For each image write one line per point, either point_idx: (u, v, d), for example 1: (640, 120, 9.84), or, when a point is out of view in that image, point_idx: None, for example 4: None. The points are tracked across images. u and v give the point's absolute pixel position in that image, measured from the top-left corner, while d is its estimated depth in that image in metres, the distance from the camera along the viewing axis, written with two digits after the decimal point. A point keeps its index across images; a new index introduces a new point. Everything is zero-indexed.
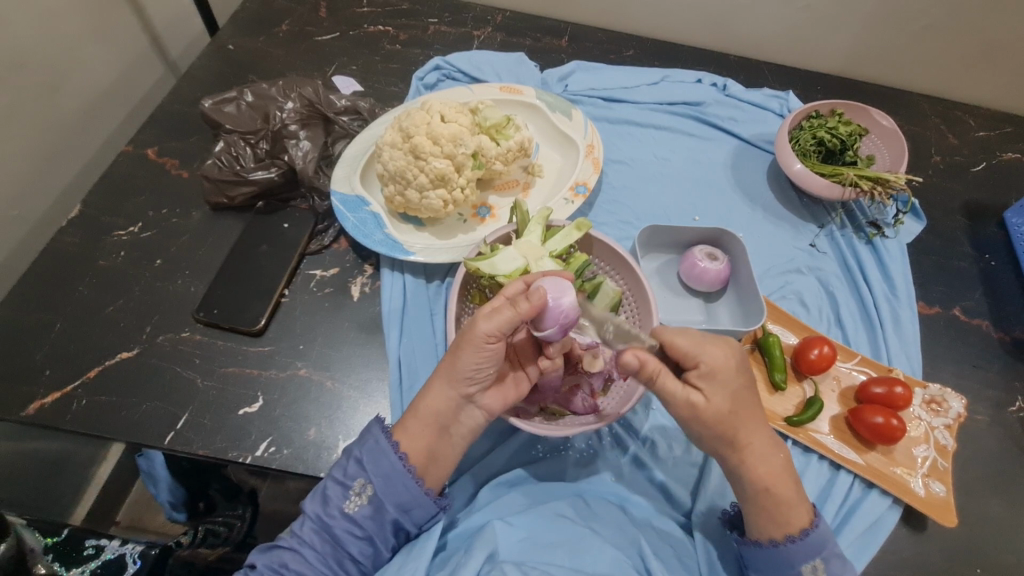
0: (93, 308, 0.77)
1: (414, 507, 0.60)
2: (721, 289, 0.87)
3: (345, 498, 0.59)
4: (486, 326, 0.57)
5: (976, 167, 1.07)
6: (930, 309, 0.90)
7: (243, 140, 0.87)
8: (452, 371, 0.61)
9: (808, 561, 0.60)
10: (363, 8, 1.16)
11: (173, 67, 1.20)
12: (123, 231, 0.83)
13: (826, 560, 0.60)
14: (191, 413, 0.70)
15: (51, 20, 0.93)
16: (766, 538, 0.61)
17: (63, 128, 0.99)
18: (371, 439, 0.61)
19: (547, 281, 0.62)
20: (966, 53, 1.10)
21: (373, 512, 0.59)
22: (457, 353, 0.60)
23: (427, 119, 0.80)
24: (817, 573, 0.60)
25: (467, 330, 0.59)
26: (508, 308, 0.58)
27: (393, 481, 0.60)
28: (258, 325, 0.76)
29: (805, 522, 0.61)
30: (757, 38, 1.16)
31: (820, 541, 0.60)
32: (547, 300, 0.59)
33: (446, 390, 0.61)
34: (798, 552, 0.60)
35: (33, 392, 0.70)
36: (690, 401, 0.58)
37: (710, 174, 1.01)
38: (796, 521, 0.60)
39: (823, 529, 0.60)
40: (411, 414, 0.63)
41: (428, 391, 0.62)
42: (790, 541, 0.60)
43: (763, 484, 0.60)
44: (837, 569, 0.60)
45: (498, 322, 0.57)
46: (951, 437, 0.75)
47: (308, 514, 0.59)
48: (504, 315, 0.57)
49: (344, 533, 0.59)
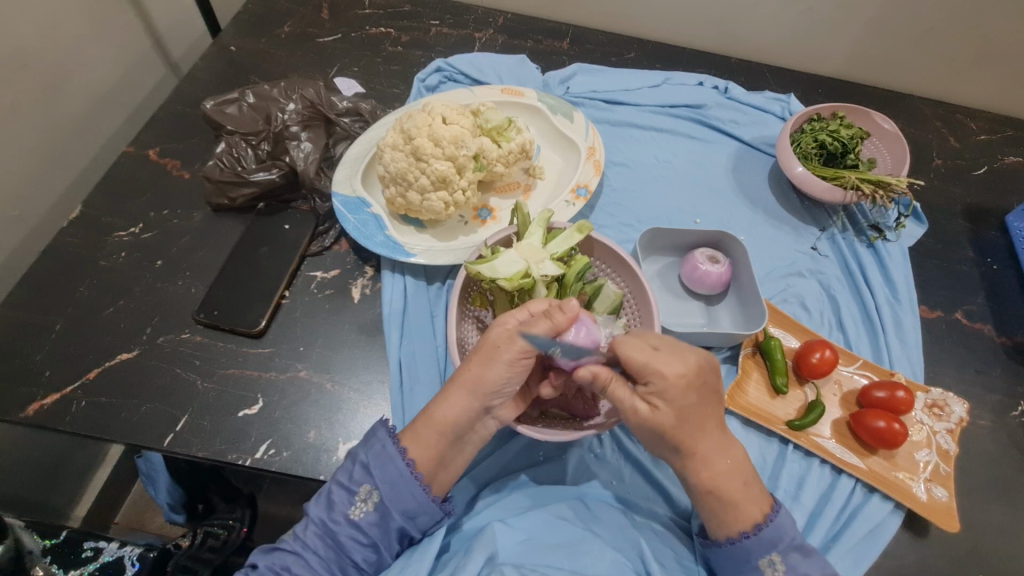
0: (93, 308, 0.76)
1: (420, 513, 0.60)
2: (722, 292, 0.86)
3: (351, 503, 0.59)
4: (522, 339, 0.59)
5: (977, 171, 1.07)
6: (931, 313, 0.90)
7: (244, 142, 0.87)
8: (476, 381, 0.60)
9: (763, 555, 0.60)
10: (365, 9, 1.16)
11: (176, 68, 1.20)
12: (125, 232, 0.83)
13: (784, 553, 0.59)
14: (191, 414, 0.70)
15: (53, 20, 0.93)
16: (725, 536, 0.61)
17: (64, 129, 0.99)
18: (378, 442, 0.61)
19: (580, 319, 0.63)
20: (968, 57, 1.10)
21: (378, 517, 0.59)
22: (489, 364, 0.60)
23: (428, 121, 0.80)
24: (775, 567, 0.59)
25: (499, 336, 0.60)
26: (544, 319, 0.59)
27: (399, 486, 0.60)
28: (258, 326, 0.75)
29: (760, 516, 0.60)
30: (758, 41, 1.17)
31: (775, 535, 0.59)
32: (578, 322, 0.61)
33: (469, 400, 0.61)
34: (753, 545, 0.60)
35: (33, 393, 0.70)
36: (636, 408, 0.59)
37: (712, 177, 1.01)
38: (748, 516, 0.60)
39: (778, 522, 0.60)
40: (421, 419, 0.62)
41: (447, 397, 0.62)
42: (744, 536, 0.60)
43: (706, 486, 0.61)
44: (796, 561, 0.59)
45: (535, 334, 0.59)
46: (953, 441, 0.75)
47: (312, 518, 0.59)
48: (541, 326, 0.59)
49: (349, 538, 0.59)
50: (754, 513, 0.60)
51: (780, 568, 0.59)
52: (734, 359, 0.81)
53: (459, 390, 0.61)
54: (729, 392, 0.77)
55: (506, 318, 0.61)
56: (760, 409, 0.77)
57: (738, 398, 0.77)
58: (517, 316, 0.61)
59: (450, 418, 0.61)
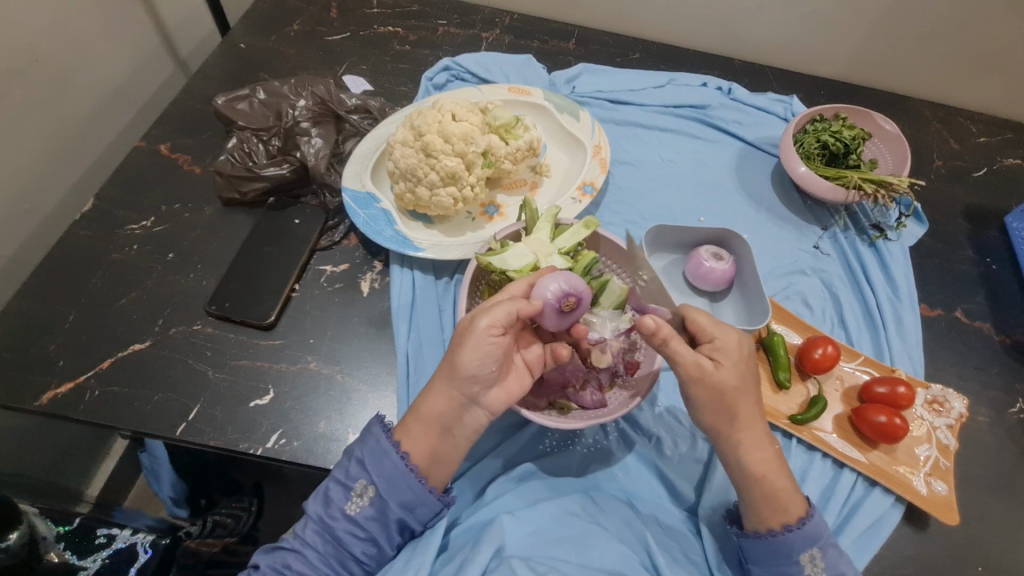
0: (106, 300, 0.77)
1: (418, 505, 0.61)
2: (726, 288, 0.87)
3: (347, 499, 0.60)
4: (483, 319, 0.58)
5: (977, 173, 1.09)
6: (931, 311, 0.91)
7: (256, 137, 0.89)
8: (455, 371, 0.60)
9: (805, 551, 0.60)
10: (373, 8, 1.17)
11: (184, 65, 1.22)
12: (136, 225, 0.84)
13: (823, 548, 0.60)
14: (202, 404, 0.71)
15: (67, 17, 0.95)
16: (765, 527, 0.62)
17: (76, 124, 1.01)
18: (373, 439, 0.62)
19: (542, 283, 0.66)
20: (967, 61, 1.12)
21: (375, 512, 0.60)
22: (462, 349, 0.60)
23: (438, 117, 0.82)
24: (815, 561, 0.60)
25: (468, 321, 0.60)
26: (505, 301, 0.60)
27: (395, 479, 0.60)
28: (269, 319, 0.76)
29: (801, 512, 0.61)
30: (762, 44, 1.18)
31: (817, 531, 0.60)
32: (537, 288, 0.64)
33: (450, 391, 0.61)
34: (796, 541, 0.60)
35: (47, 382, 0.71)
36: (701, 364, 0.59)
37: (716, 177, 1.02)
38: (792, 510, 0.61)
39: (818, 518, 0.61)
40: (410, 416, 0.63)
41: (430, 394, 0.62)
42: (787, 530, 0.60)
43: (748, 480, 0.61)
44: (833, 558, 0.60)
45: (496, 314, 0.58)
46: (953, 436, 0.76)
47: (311, 516, 0.60)
48: (501, 308, 0.59)
49: (347, 533, 0.60)
50: (794, 511, 0.61)
51: (820, 564, 0.60)
52: None
53: (448, 384, 0.61)
54: None
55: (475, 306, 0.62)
56: (764, 403, 0.78)
57: None
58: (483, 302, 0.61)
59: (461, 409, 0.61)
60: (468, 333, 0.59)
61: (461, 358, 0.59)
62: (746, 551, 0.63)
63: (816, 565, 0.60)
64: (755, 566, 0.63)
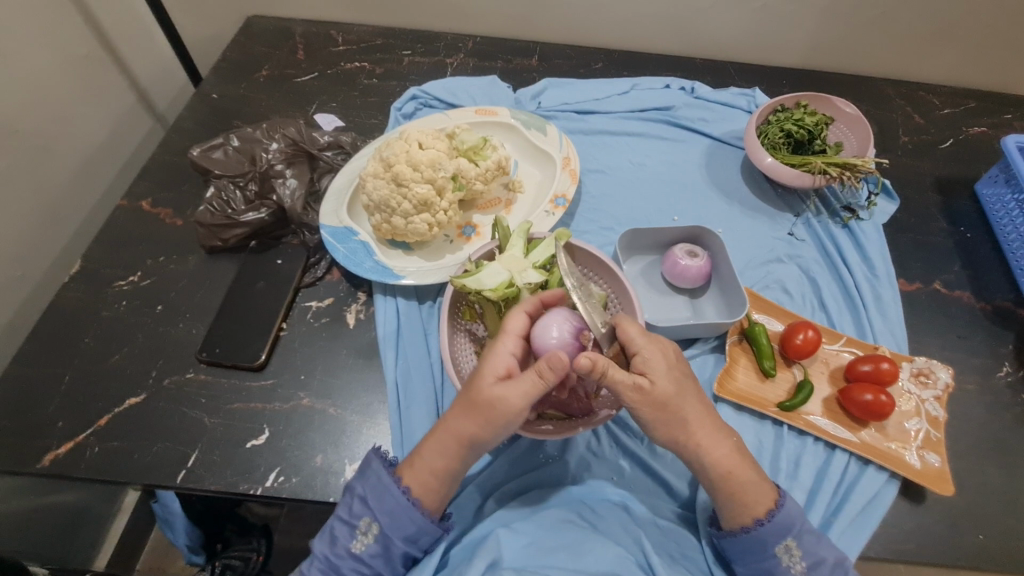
0: (100, 357, 0.79)
1: (421, 537, 0.62)
2: (704, 284, 0.89)
3: (352, 537, 0.61)
4: (514, 398, 0.58)
5: (944, 144, 1.11)
6: (910, 285, 0.92)
7: (232, 183, 0.90)
8: (471, 436, 0.61)
9: (780, 542, 0.62)
10: (339, 46, 1.21)
11: (161, 119, 1.26)
12: (124, 281, 0.86)
13: (798, 538, 0.62)
14: (200, 450, 0.72)
15: (42, 88, 0.98)
16: (738, 525, 0.63)
17: (61, 189, 1.04)
18: (373, 474, 0.63)
19: (539, 324, 0.65)
20: (921, 36, 1.14)
21: (381, 548, 0.61)
22: (486, 425, 0.60)
23: (405, 147, 0.84)
24: (791, 551, 0.61)
25: (485, 401, 0.59)
26: (535, 379, 0.58)
27: (398, 514, 0.61)
28: (259, 360, 0.78)
29: (771, 504, 0.62)
30: (719, 41, 1.21)
31: (788, 521, 0.62)
32: (534, 330, 0.65)
33: (455, 447, 0.62)
34: (769, 533, 0.61)
35: (47, 444, 0.72)
36: (638, 384, 0.60)
37: (686, 175, 1.04)
38: (759, 507, 0.62)
39: (787, 508, 0.62)
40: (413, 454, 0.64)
41: (431, 442, 0.63)
42: (759, 525, 0.61)
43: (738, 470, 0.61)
44: (809, 544, 0.62)
45: (524, 390, 0.58)
46: (941, 407, 0.77)
47: (316, 555, 0.61)
48: (528, 381, 0.58)
49: (352, 571, 0.61)
50: (764, 503, 0.62)
51: (796, 553, 0.61)
52: (722, 348, 0.84)
53: (446, 437, 0.62)
54: (719, 379, 0.79)
55: (479, 381, 0.60)
56: (751, 393, 0.79)
57: (728, 385, 0.79)
58: (492, 373, 0.60)
59: (460, 456, 0.62)
60: (490, 411, 0.59)
61: (470, 429, 0.60)
62: (728, 551, 0.65)
63: (793, 555, 0.61)
64: (737, 564, 0.64)
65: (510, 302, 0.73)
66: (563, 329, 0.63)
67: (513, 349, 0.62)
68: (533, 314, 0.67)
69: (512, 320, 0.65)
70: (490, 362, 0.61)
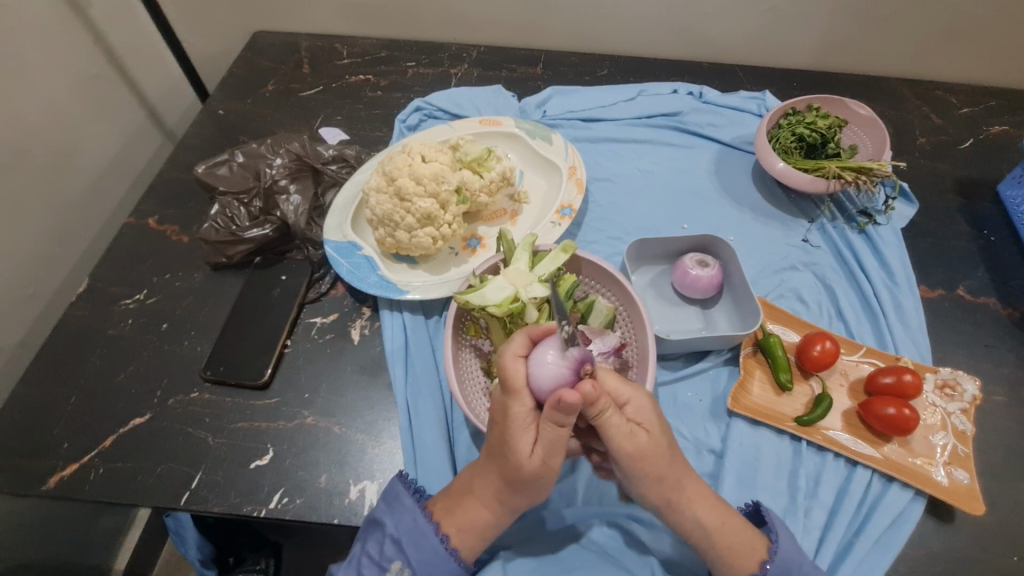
0: (106, 377, 0.79)
1: None
2: (716, 294, 0.86)
3: None
4: (556, 459, 0.55)
5: (963, 145, 1.07)
6: (932, 292, 0.89)
7: (237, 200, 0.90)
8: (510, 500, 0.60)
9: None
10: (344, 59, 1.21)
11: (170, 135, 1.27)
12: (130, 299, 0.86)
13: None
14: (204, 471, 0.71)
15: (53, 108, 0.99)
16: None
17: (72, 207, 1.05)
18: (409, 517, 0.62)
19: (532, 365, 0.56)
20: (936, 34, 1.11)
21: None
22: (530, 488, 0.58)
23: (407, 161, 0.83)
24: None
25: (530, 474, 0.56)
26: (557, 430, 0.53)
27: (432, 562, 0.61)
28: (263, 378, 0.77)
29: (764, 553, 0.61)
30: (727, 44, 1.19)
31: (785, 566, 0.60)
32: (529, 373, 0.56)
33: (490, 505, 0.60)
34: None
35: (53, 466, 0.72)
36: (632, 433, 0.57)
37: (696, 182, 1.02)
38: (757, 552, 0.61)
39: (783, 552, 0.61)
40: (451, 497, 0.63)
41: (468, 503, 0.61)
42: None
43: None
44: None
45: (558, 446, 0.55)
46: (969, 421, 0.73)
47: None
48: (555, 438, 0.54)
49: None
50: (758, 550, 0.61)
51: None
52: (736, 361, 0.81)
53: (483, 497, 0.61)
54: (733, 393, 0.76)
55: (516, 460, 0.55)
56: (768, 407, 0.77)
57: (742, 399, 0.77)
58: (524, 445, 0.55)
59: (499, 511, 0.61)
60: (539, 478, 0.57)
61: (524, 495, 0.59)
62: None
63: None
64: None
65: (515, 317, 0.72)
66: (560, 359, 0.56)
67: (528, 408, 0.56)
68: (523, 352, 0.58)
69: (510, 375, 0.56)
70: (516, 435, 0.55)
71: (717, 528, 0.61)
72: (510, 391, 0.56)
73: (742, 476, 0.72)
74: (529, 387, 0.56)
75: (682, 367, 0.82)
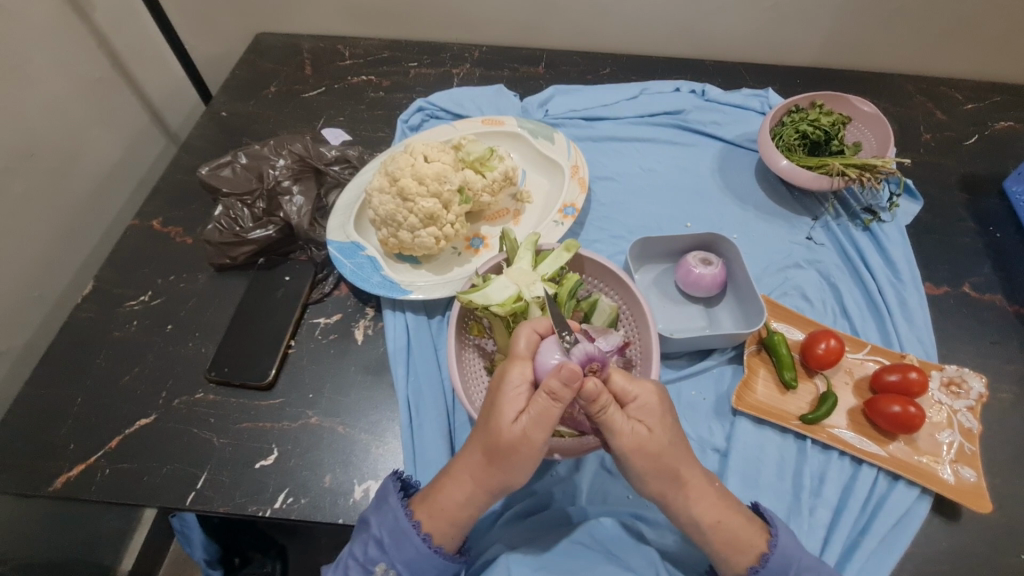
0: (111, 378, 0.79)
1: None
2: (719, 293, 0.86)
3: None
4: (538, 434, 0.55)
5: (969, 141, 1.06)
6: (937, 289, 0.88)
7: (240, 202, 0.90)
8: (486, 480, 0.59)
9: None
10: (346, 60, 1.21)
11: (174, 137, 1.27)
12: (135, 301, 0.87)
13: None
14: (209, 471, 0.72)
15: (57, 111, 0.99)
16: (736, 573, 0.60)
17: (77, 210, 1.05)
18: (391, 517, 0.61)
19: (542, 345, 0.59)
20: (941, 30, 1.11)
21: None
22: (505, 466, 0.58)
23: (410, 161, 0.83)
24: None
25: (508, 444, 0.56)
26: (546, 400, 0.54)
27: (416, 561, 0.61)
28: (267, 378, 0.77)
29: (763, 547, 0.60)
30: (729, 41, 1.18)
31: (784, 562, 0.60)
32: (539, 350, 0.60)
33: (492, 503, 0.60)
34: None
35: (60, 467, 0.72)
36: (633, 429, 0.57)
37: (699, 180, 1.02)
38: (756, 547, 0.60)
39: (781, 547, 0.60)
40: (432, 491, 0.62)
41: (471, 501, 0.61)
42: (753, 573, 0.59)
43: None
44: None
45: (542, 419, 0.54)
46: (975, 419, 0.73)
47: None
48: (541, 407, 0.54)
49: None
50: (756, 546, 0.60)
51: None
52: (740, 359, 0.81)
53: (470, 489, 0.60)
54: (738, 392, 0.76)
55: (499, 424, 0.56)
56: (772, 406, 0.77)
57: (746, 397, 0.76)
58: (511, 412, 0.56)
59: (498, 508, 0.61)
60: (517, 453, 0.56)
61: (498, 473, 0.58)
62: None
63: None
64: None
65: (519, 317, 0.72)
66: (568, 350, 0.58)
67: (527, 377, 0.58)
68: (543, 331, 0.62)
69: (523, 344, 0.60)
70: (507, 398, 0.57)
71: (722, 527, 0.60)
72: (517, 356, 0.59)
73: (746, 474, 0.72)
74: (535, 360, 0.59)
75: (686, 365, 0.81)
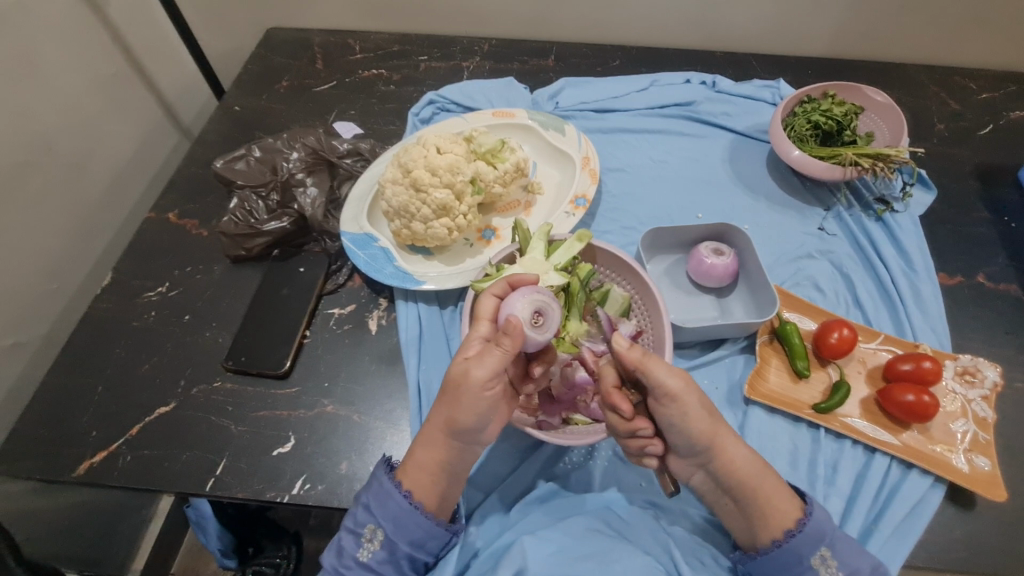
0: (131, 367, 0.81)
1: (428, 540, 0.63)
2: (731, 283, 0.86)
3: (358, 546, 0.62)
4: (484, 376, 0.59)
5: (982, 130, 1.06)
6: (951, 279, 0.88)
7: (255, 195, 0.91)
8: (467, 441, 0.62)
9: (814, 553, 0.60)
10: (357, 54, 1.22)
11: (187, 132, 1.29)
12: (152, 292, 0.88)
13: (831, 546, 0.60)
14: (228, 458, 0.73)
15: (73, 107, 1.01)
16: (770, 539, 0.61)
17: (92, 203, 1.06)
18: (376, 481, 0.63)
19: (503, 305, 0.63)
20: (955, 19, 1.10)
21: (387, 554, 0.62)
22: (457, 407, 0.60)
23: (423, 152, 0.84)
24: (826, 561, 0.60)
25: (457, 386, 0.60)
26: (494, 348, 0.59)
27: (402, 522, 0.62)
28: (283, 367, 0.78)
29: (799, 512, 0.61)
30: (740, 32, 1.18)
31: (819, 530, 0.60)
32: (497, 309, 0.64)
33: None
34: (802, 545, 0.60)
35: (82, 453, 0.74)
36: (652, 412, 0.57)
37: (710, 171, 1.02)
38: (781, 521, 0.61)
39: (816, 515, 0.61)
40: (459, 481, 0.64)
41: None
42: (790, 537, 0.60)
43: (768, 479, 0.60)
44: (843, 550, 0.60)
45: (490, 365, 0.59)
46: (990, 408, 0.73)
47: (327, 568, 0.62)
48: (490, 354, 0.59)
49: None
50: (790, 513, 0.61)
51: (832, 564, 0.60)
52: (752, 349, 0.81)
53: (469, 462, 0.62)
54: (750, 381, 0.76)
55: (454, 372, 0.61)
56: (785, 395, 0.77)
57: (759, 386, 0.76)
58: (462, 356, 0.61)
59: None
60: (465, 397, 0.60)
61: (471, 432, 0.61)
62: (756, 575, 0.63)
63: (828, 565, 0.60)
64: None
65: None
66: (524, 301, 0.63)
67: (483, 333, 0.62)
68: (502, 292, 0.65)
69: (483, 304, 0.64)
70: (464, 349, 0.61)
71: None
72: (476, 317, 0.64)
73: None
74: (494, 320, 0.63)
75: (698, 355, 0.82)
